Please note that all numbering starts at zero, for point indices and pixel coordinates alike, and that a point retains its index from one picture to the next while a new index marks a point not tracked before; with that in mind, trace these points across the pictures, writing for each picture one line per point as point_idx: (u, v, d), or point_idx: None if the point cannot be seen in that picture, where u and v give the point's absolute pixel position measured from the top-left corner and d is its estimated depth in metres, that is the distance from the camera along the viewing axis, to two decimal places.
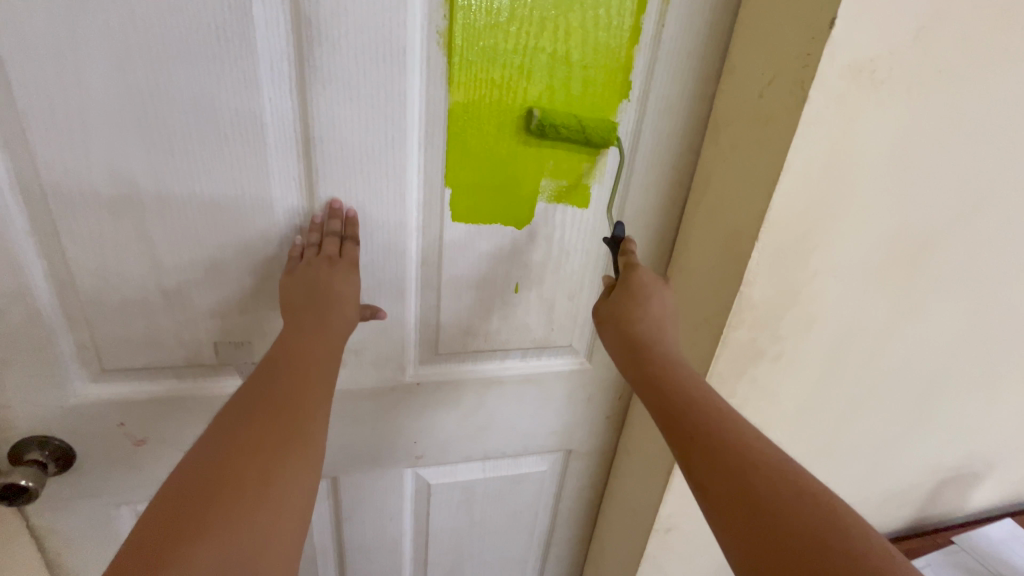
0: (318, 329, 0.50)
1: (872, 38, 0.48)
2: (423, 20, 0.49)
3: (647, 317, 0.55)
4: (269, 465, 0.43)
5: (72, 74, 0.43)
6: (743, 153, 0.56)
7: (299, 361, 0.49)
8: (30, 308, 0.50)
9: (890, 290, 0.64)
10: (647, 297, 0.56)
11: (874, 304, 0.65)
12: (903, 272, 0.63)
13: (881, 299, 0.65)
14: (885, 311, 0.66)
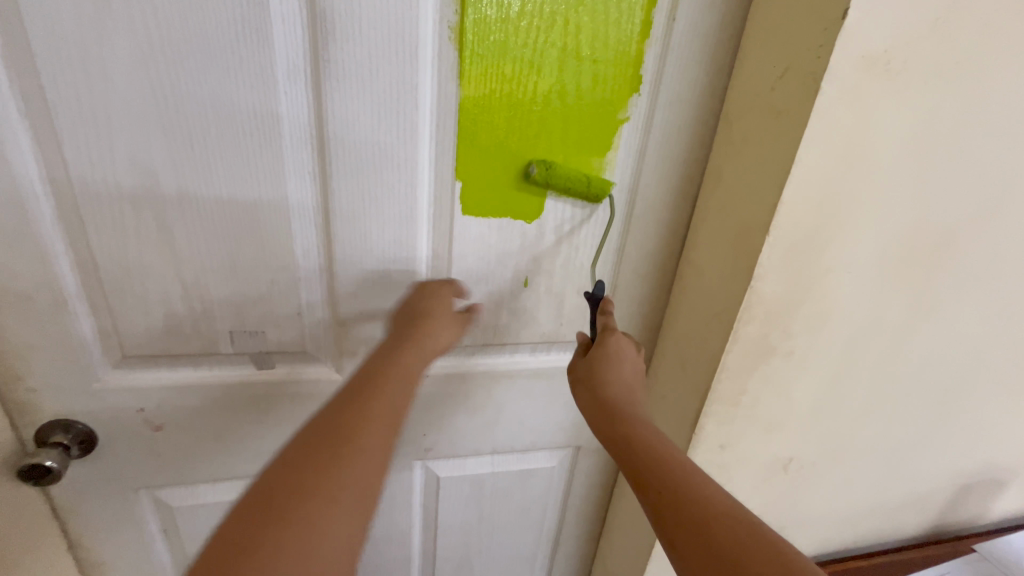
0: (408, 348, 0.53)
1: (887, 29, 0.47)
2: (434, 14, 0.49)
3: (621, 377, 0.56)
4: (345, 487, 0.41)
5: (98, 68, 0.44)
6: (754, 147, 0.55)
7: (376, 394, 0.48)
8: (55, 296, 0.52)
9: (907, 287, 0.63)
10: (621, 359, 0.57)
11: (890, 302, 0.64)
12: (921, 269, 0.62)
13: (898, 297, 0.64)
14: (903, 309, 0.65)
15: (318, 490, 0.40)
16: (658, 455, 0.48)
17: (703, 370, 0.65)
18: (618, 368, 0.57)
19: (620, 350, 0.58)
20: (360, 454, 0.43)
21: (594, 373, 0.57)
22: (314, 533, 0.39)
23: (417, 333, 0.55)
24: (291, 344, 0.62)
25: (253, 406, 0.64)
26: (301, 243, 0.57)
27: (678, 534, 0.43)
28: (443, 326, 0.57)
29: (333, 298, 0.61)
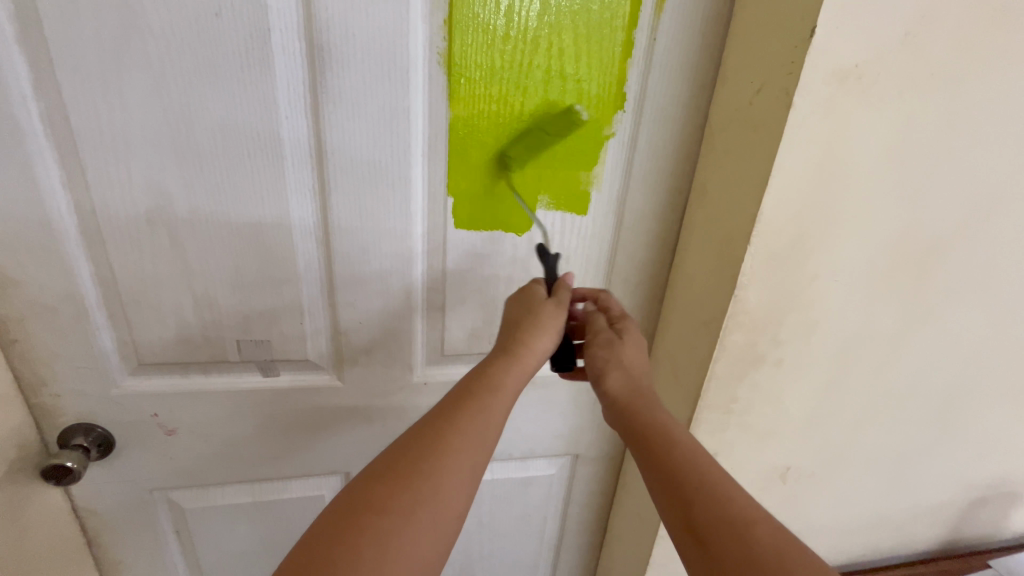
0: (507, 361, 0.53)
1: (856, 45, 0.49)
2: (424, 41, 0.53)
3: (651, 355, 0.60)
4: (421, 497, 0.43)
5: (119, 98, 0.49)
6: (736, 159, 0.57)
7: (467, 405, 0.49)
8: (78, 307, 0.57)
9: (899, 295, 0.63)
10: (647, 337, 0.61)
11: (881, 309, 0.64)
12: (912, 277, 0.62)
13: (890, 304, 0.64)
14: (896, 317, 0.65)
15: (396, 496, 0.43)
16: (693, 451, 0.49)
17: (693, 378, 0.66)
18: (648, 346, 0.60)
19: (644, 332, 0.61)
20: (442, 469, 0.45)
21: (632, 351, 0.57)
22: (391, 541, 0.41)
23: (516, 343, 0.54)
24: (294, 353, 0.65)
25: (260, 412, 0.68)
26: (303, 256, 0.60)
27: (711, 531, 0.44)
28: (556, 327, 0.56)
29: (333, 308, 0.64)
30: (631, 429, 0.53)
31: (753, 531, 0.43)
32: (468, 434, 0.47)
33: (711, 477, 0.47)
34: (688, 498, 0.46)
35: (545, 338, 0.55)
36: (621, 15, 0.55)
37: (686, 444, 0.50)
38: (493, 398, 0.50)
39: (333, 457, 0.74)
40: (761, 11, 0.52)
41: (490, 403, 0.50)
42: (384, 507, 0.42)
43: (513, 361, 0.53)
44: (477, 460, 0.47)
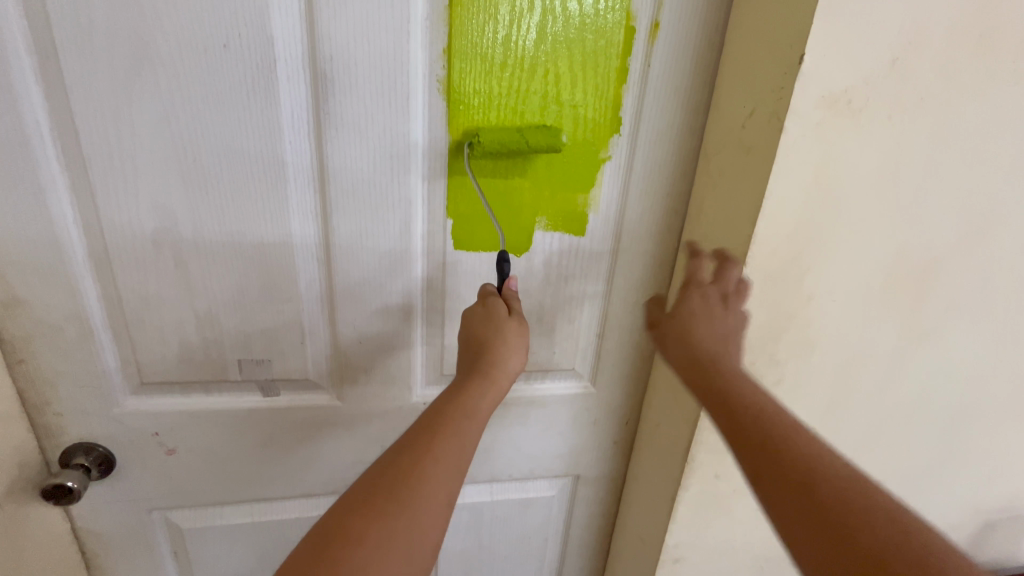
0: (482, 382, 0.54)
1: (845, 71, 0.50)
2: (424, 69, 0.55)
3: (720, 322, 0.56)
4: (399, 523, 0.44)
5: (129, 125, 0.51)
6: (731, 182, 0.58)
7: (443, 428, 0.50)
8: (83, 327, 0.58)
9: (898, 315, 0.63)
10: (716, 303, 0.57)
11: (880, 329, 0.64)
12: (910, 296, 0.62)
13: (888, 324, 0.64)
14: (895, 337, 0.65)
15: (373, 524, 0.43)
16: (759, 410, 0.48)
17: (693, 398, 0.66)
18: (718, 312, 0.57)
19: (711, 297, 0.57)
20: (419, 495, 0.45)
21: (699, 325, 0.56)
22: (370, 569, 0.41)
23: (490, 364, 0.55)
24: (294, 372, 0.66)
25: (260, 431, 0.68)
26: (304, 276, 0.61)
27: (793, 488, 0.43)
28: (520, 351, 0.57)
29: (334, 328, 0.64)
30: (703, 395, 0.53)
31: (825, 505, 0.41)
32: (444, 457, 0.48)
33: (778, 441, 0.46)
34: (756, 463, 0.46)
35: (514, 357, 0.57)
36: (615, 44, 0.57)
37: (748, 410, 0.48)
38: (468, 421, 0.51)
39: (332, 477, 0.74)
40: (752, 39, 0.54)
41: (465, 426, 0.51)
42: (363, 537, 0.42)
43: (488, 386, 0.54)
44: (454, 483, 0.48)
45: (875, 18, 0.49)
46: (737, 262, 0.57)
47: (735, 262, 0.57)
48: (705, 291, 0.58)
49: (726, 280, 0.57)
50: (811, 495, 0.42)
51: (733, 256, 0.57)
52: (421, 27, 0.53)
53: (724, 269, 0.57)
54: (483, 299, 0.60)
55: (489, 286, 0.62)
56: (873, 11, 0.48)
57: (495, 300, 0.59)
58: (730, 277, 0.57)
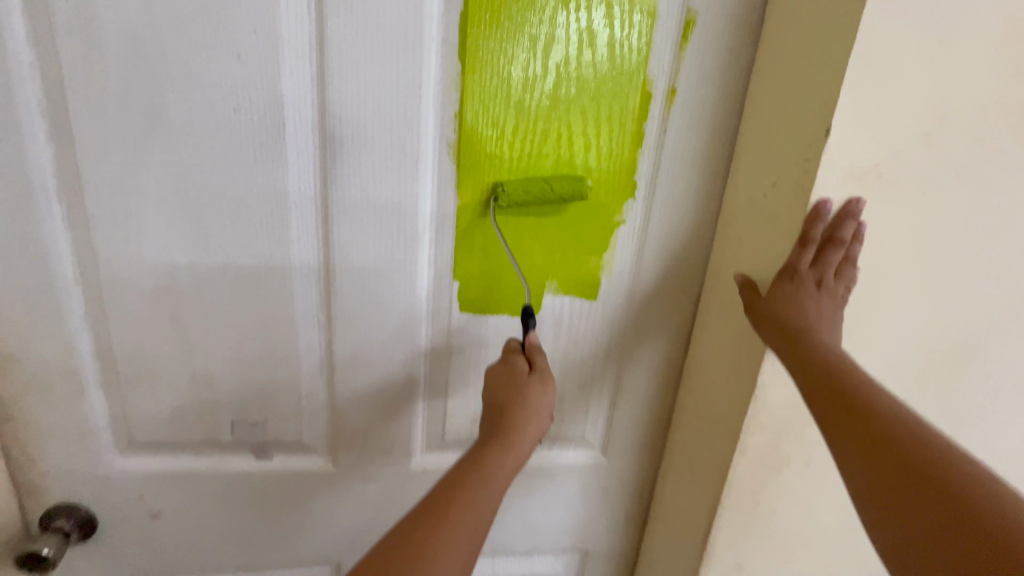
0: (502, 448, 0.51)
1: (874, 145, 0.47)
2: (435, 132, 0.54)
3: (813, 311, 0.49)
4: None
5: (134, 184, 0.50)
6: (754, 250, 0.55)
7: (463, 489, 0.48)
8: (75, 384, 0.56)
9: (935, 394, 0.59)
10: (811, 292, 0.50)
11: (916, 409, 0.59)
12: (947, 376, 0.58)
13: (924, 404, 0.59)
14: (931, 417, 0.60)
15: None
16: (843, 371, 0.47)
17: (712, 478, 0.61)
18: (813, 301, 0.50)
19: (807, 285, 0.50)
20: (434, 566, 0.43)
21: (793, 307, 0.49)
22: None
23: (509, 430, 0.52)
24: (289, 434, 0.63)
25: (251, 496, 0.64)
26: (304, 336, 0.59)
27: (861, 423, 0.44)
28: (540, 417, 0.54)
29: (333, 389, 0.62)
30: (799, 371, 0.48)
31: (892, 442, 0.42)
32: (459, 527, 0.45)
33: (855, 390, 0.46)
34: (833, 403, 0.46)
35: (536, 421, 0.53)
36: (631, 108, 0.56)
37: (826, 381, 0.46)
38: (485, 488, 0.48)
39: (324, 546, 0.69)
40: (773, 108, 0.52)
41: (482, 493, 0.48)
42: None
43: (506, 455, 0.51)
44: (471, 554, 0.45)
45: (905, 90, 0.46)
46: (841, 243, 0.49)
47: (841, 244, 0.49)
48: (801, 277, 0.50)
49: (827, 265, 0.50)
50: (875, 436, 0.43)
51: (840, 237, 0.49)
52: (433, 90, 0.52)
53: (827, 252, 0.50)
54: (505, 358, 0.58)
55: (514, 340, 0.60)
56: (902, 83, 0.46)
57: (517, 359, 0.57)
58: (832, 260, 0.50)
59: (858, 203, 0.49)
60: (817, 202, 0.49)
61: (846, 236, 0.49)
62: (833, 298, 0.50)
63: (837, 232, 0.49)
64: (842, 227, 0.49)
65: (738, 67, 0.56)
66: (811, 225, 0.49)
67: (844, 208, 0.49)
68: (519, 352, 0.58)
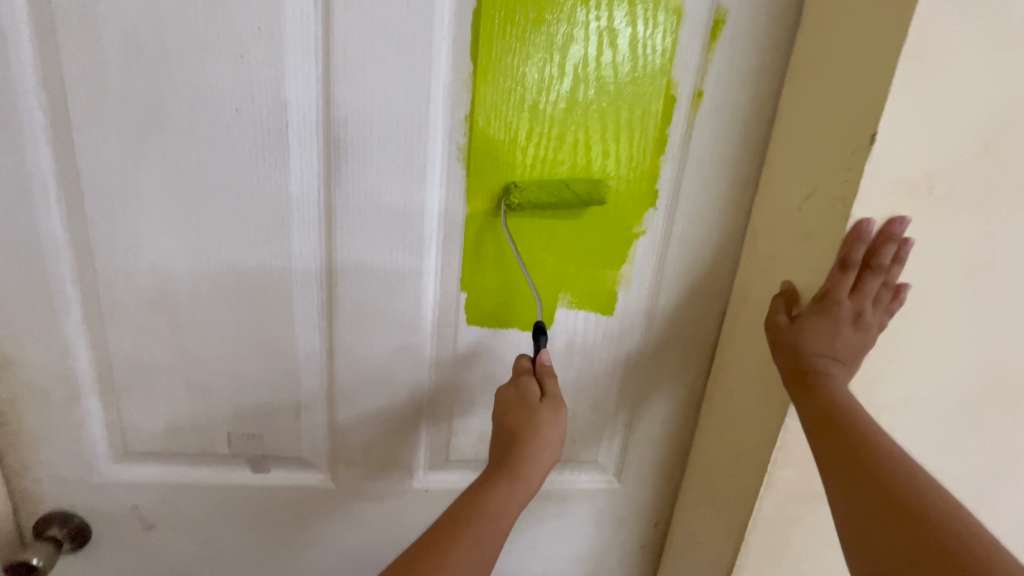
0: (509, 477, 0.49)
1: (925, 155, 0.43)
2: (444, 136, 0.51)
3: (842, 344, 0.46)
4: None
5: (133, 186, 0.48)
6: (786, 267, 0.51)
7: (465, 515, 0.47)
8: (71, 390, 0.54)
9: (987, 431, 0.53)
10: (846, 325, 0.46)
11: (966, 446, 0.54)
12: (1002, 411, 0.52)
13: (974, 441, 0.53)
14: (981, 455, 0.54)
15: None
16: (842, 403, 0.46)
17: (734, 513, 0.56)
18: (845, 335, 0.46)
19: (842, 318, 0.46)
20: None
21: (818, 337, 0.46)
22: None
23: (517, 458, 0.49)
24: (288, 448, 0.60)
25: (247, 510, 0.62)
26: (304, 347, 0.56)
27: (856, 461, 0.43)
28: (551, 446, 0.50)
29: (333, 403, 0.59)
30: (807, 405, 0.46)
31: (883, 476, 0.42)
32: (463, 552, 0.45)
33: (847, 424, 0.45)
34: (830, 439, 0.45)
35: (545, 450, 0.50)
36: (653, 112, 0.52)
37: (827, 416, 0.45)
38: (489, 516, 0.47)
39: (321, 564, 0.66)
40: (811, 112, 0.48)
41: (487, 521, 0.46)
42: None
43: (514, 487, 0.48)
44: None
45: (963, 96, 0.42)
46: (880, 271, 0.45)
47: (880, 271, 0.45)
48: (839, 309, 0.45)
49: (866, 295, 0.45)
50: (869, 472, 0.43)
51: (879, 263, 0.44)
52: (443, 92, 0.49)
53: (863, 279, 0.45)
54: (515, 378, 0.53)
55: (525, 357, 0.55)
56: (960, 89, 0.41)
57: (527, 381, 0.53)
58: (871, 290, 0.45)
59: (902, 223, 0.44)
60: (857, 223, 0.44)
61: (885, 263, 0.44)
62: (871, 330, 0.46)
63: (877, 257, 0.44)
64: (883, 251, 0.44)
65: (771, 68, 0.52)
66: (853, 247, 0.44)
67: (885, 228, 0.44)
68: (530, 373, 0.54)
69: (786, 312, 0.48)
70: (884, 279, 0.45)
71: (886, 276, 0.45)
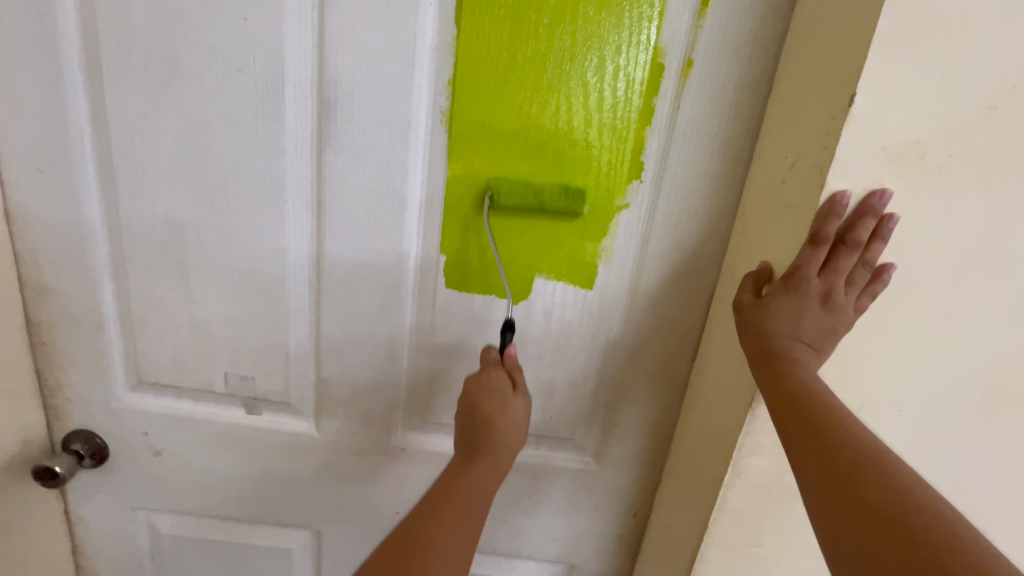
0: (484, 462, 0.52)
1: (915, 120, 0.39)
2: (428, 100, 0.53)
3: (809, 325, 0.43)
4: None
5: (152, 138, 0.54)
6: (767, 245, 0.48)
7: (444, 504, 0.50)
8: (96, 320, 0.61)
9: (985, 427, 0.49)
10: (813, 305, 0.43)
11: (961, 442, 0.50)
12: (1003, 405, 0.48)
13: (969, 436, 0.50)
14: (977, 452, 0.50)
15: None
16: (814, 389, 0.42)
17: (703, 501, 0.54)
18: (813, 316, 0.43)
19: (810, 297, 0.43)
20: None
21: (784, 317, 0.43)
22: None
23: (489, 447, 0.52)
24: (277, 393, 0.64)
25: (240, 449, 0.67)
26: (294, 298, 0.60)
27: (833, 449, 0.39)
28: (519, 433, 0.53)
29: (319, 354, 0.62)
30: (774, 390, 0.43)
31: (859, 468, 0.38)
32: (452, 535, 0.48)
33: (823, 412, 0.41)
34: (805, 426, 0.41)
35: (513, 431, 0.53)
36: (639, 82, 0.51)
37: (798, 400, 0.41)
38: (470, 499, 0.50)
39: (305, 510, 0.70)
40: (800, 79, 0.45)
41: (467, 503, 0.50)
42: None
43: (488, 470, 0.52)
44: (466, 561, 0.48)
45: (963, 57, 0.38)
46: (854, 248, 0.42)
47: (855, 249, 0.42)
48: (806, 287, 0.43)
49: (838, 274, 0.43)
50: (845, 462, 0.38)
51: (854, 240, 0.42)
52: (428, 57, 0.51)
53: (836, 257, 0.43)
54: (483, 369, 0.55)
55: (491, 350, 0.57)
56: (960, 48, 0.38)
57: (497, 374, 0.55)
58: (843, 269, 0.43)
59: (881, 197, 0.41)
60: (832, 196, 0.41)
61: (861, 240, 0.42)
62: (843, 312, 0.43)
63: (852, 233, 0.42)
64: (859, 227, 0.42)
65: (769, 38, 0.49)
66: (826, 221, 0.41)
67: (862, 203, 0.41)
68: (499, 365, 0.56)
69: (754, 291, 0.46)
70: (861, 257, 0.42)
71: (863, 255, 0.42)
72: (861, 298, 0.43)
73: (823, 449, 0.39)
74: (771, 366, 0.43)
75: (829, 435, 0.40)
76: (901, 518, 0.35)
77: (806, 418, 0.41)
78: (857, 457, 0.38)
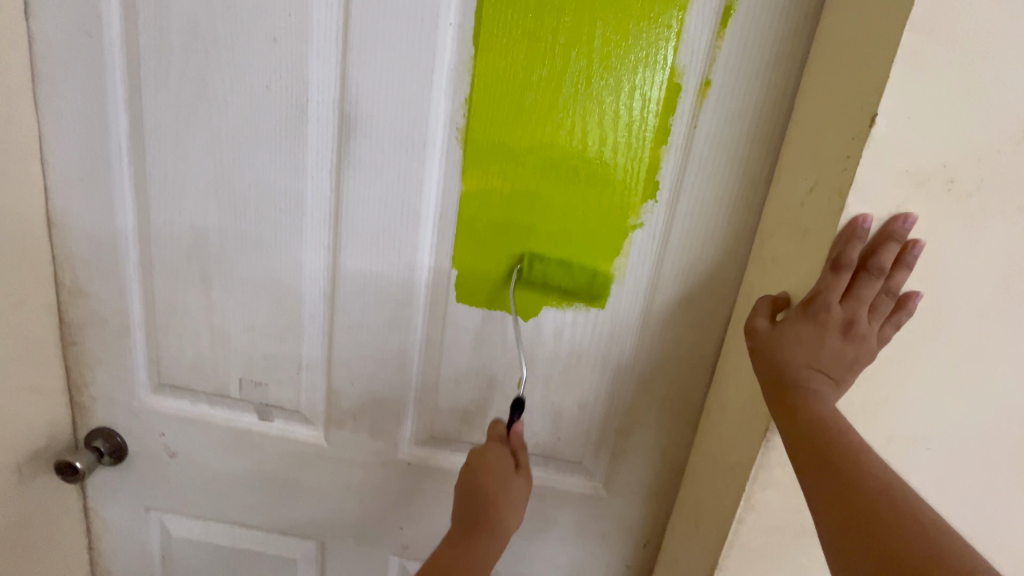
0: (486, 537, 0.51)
1: (942, 142, 0.38)
2: (445, 118, 0.54)
3: (828, 355, 0.41)
4: None
5: (183, 150, 0.57)
6: (786, 269, 0.46)
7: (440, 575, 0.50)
8: (123, 322, 0.64)
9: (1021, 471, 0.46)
10: (834, 334, 0.41)
11: (995, 487, 0.47)
12: None
13: (1003, 481, 0.46)
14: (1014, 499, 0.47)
15: None
16: (832, 423, 0.40)
17: (713, 536, 0.51)
18: (833, 345, 0.41)
19: (830, 325, 0.41)
20: None
21: (801, 345, 0.41)
22: None
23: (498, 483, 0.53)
24: (288, 401, 0.65)
25: (250, 454, 0.68)
26: (309, 308, 0.61)
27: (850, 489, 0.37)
28: (518, 511, 0.53)
29: (330, 364, 0.63)
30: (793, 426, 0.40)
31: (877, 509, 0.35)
32: None
33: (840, 448, 0.38)
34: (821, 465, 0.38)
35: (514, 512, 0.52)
36: (655, 102, 0.51)
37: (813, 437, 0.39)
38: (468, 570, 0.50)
39: (311, 519, 0.70)
40: (821, 100, 0.44)
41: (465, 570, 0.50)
42: None
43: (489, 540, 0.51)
44: None
45: (993, 79, 0.36)
46: (878, 275, 0.40)
47: (878, 275, 0.40)
48: (826, 316, 0.41)
49: (861, 301, 0.41)
50: (862, 501, 0.36)
51: (878, 266, 0.40)
52: (446, 75, 0.52)
53: (859, 283, 0.41)
54: (488, 444, 0.55)
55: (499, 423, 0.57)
56: (991, 70, 0.36)
57: (500, 452, 0.55)
58: (867, 297, 0.41)
59: (906, 222, 0.39)
60: (853, 219, 0.40)
61: (886, 266, 0.40)
62: (865, 342, 0.41)
63: (876, 259, 0.40)
64: (883, 252, 0.40)
65: (789, 59, 0.48)
66: (848, 246, 0.40)
67: (886, 227, 0.40)
68: (504, 442, 0.56)
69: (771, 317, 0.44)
70: (885, 285, 0.41)
71: (888, 282, 0.40)
72: (885, 326, 0.41)
73: (842, 489, 0.37)
74: (789, 399, 0.41)
75: (847, 475, 0.37)
76: (928, 570, 0.32)
77: (824, 458, 0.38)
78: (875, 497, 0.36)
